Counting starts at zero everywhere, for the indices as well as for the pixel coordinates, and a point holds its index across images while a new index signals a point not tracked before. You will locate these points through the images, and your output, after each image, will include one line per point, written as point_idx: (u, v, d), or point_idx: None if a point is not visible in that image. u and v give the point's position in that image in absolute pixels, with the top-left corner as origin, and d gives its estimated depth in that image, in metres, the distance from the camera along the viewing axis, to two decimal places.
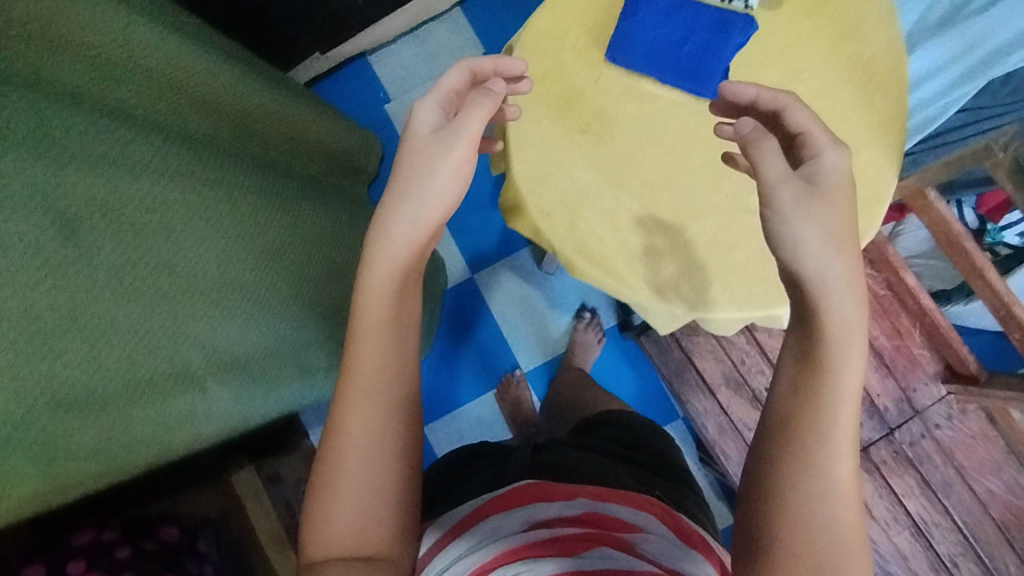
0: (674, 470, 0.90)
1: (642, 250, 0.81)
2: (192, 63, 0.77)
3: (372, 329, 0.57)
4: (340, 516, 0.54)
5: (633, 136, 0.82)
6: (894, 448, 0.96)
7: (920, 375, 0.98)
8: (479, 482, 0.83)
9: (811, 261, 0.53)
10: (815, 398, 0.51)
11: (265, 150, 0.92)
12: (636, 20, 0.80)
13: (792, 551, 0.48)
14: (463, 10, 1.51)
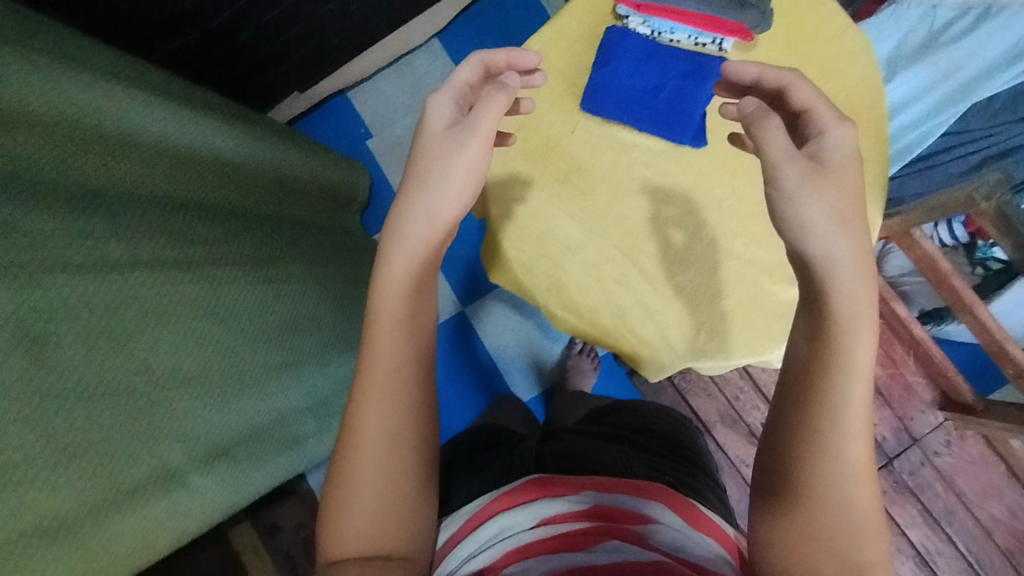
0: (685, 457, 0.87)
1: (628, 302, 0.80)
2: (164, 129, 0.76)
3: (385, 327, 0.55)
4: (358, 515, 0.52)
5: (613, 187, 0.81)
6: (894, 478, 0.96)
7: (917, 403, 0.99)
8: (493, 472, 0.83)
9: (817, 238, 0.51)
10: (827, 379, 0.49)
11: (247, 205, 0.91)
12: (610, 69, 0.79)
13: (810, 535, 0.47)
14: (439, 38, 1.49)
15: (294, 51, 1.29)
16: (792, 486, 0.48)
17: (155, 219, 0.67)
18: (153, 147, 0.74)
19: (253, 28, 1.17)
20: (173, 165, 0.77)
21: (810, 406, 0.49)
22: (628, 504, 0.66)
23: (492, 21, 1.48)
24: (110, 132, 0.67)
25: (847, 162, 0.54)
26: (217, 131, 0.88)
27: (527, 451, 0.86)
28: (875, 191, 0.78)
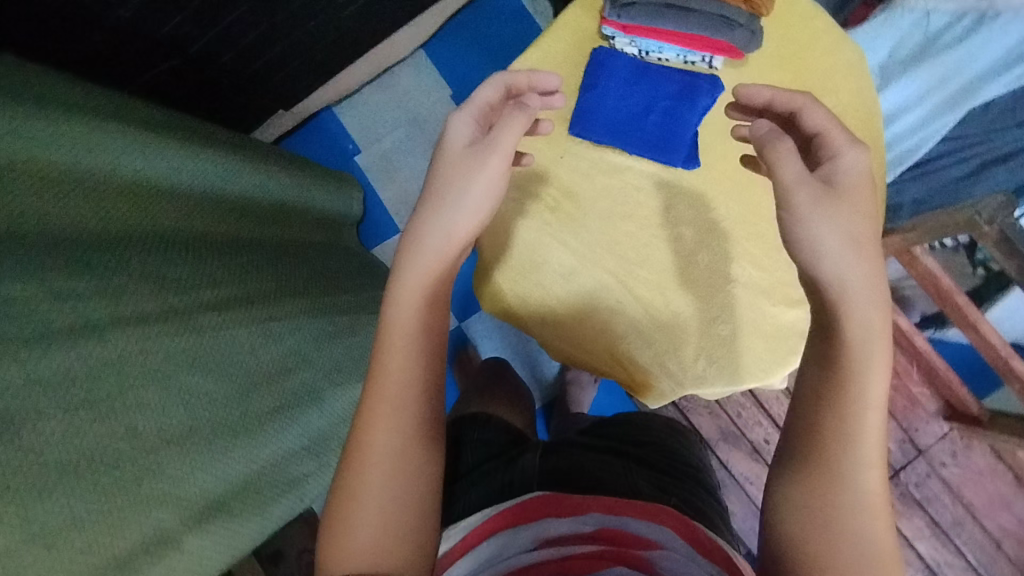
0: (692, 471, 0.80)
1: (625, 330, 0.79)
2: (145, 168, 0.75)
3: (396, 342, 0.55)
4: (360, 529, 0.50)
5: (606, 212, 0.79)
6: (900, 491, 0.95)
7: (921, 414, 0.97)
8: (492, 484, 0.78)
9: (830, 263, 0.49)
10: (838, 401, 0.47)
11: (238, 236, 0.90)
12: (597, 93, 0.77)
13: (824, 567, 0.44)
14: (426, 49, 1.48)
15: (278, 71, 1.27)
16: (803, 511, 0.46)
17: (139, 262, 0.66)
18: (135, 186, 0.73)
19: (234, 51, 1.15)
20: (159, 202, 0.76)
21: (827, 430, 0.47)
22: (636, 527, 0.61)
23: (478, 29, 1.46)
24: (89, 176, 0.66)
25: (860, 187, 0.51)
26: (203, 163, 0.87)
27: (528, 464, 0.80)
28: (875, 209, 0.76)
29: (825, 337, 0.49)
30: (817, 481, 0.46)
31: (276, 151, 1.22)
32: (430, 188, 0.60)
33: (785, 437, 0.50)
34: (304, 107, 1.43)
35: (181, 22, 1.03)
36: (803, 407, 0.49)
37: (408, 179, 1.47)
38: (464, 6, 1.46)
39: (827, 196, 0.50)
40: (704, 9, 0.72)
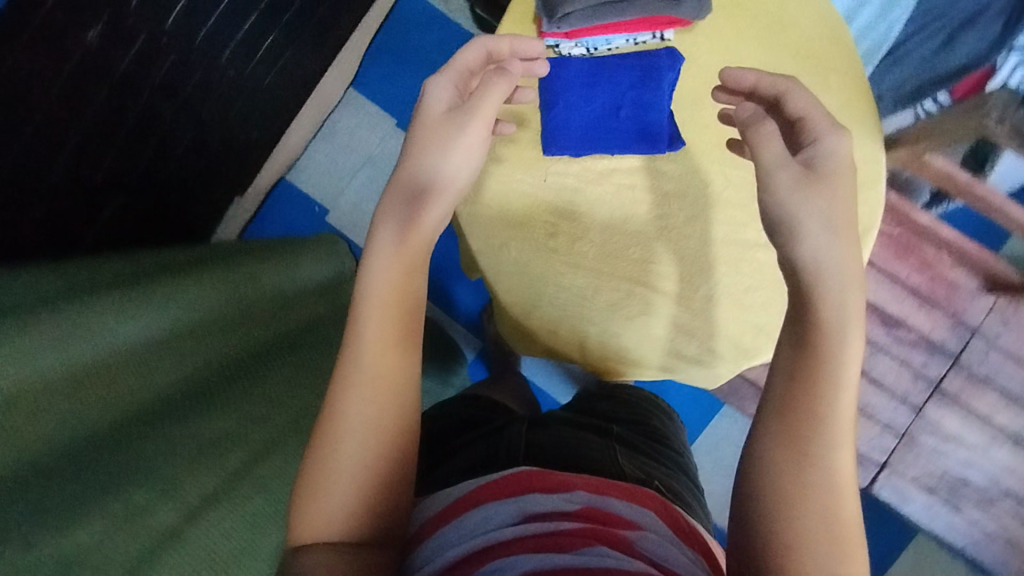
0: (673, 456, 0.73)
1: (661, 328, 0.77)
2: (161, 326, 0.71)
3: (374, 314, 0.57)
4: (332, 496, 0.51)
5: (606, 221, 0.77)
6: (966, 374, 0.94)
7: (964, 294, 0.95)
8: (475, 454, 0.69)
9: (807, 249, 0.50)
10: (810, 380, 0.47)
11: (258, 350, 0.87)
12: (560, 110, 0.74)
13: (788, 541, 0.43)
14: (356, 87, 1.41)
15: (222, 165, 1.23)
16: (770, 483, 0.45)
17: (172, 446, 0.66)
18: (154, 352, 0.70)
19: (173, 163, 1.10)
20: (178, 360, 0.73)
21: (800, 407, 0.46)
22: (618, 509, 0.55)
23: (399, 49, 1.40)
24: (106, 374, 0.64)
25: (839, 171, 0.52)
26: (213, 288, 0.82)
27: (513, 437, 0.69)
28: (870, 128, 0.74)
29: (804, 315, 0.48)
30: (788, 459, 0.45)
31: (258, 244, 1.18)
32: (417, 155, 0.61)
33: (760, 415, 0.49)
34: (258, 185, 1.38)
35: (113, 160, 0.98)
36: (776, 386, 0.48)
37: None
38: (378, 29, 1.40)
39: (810, 183, 0.51)
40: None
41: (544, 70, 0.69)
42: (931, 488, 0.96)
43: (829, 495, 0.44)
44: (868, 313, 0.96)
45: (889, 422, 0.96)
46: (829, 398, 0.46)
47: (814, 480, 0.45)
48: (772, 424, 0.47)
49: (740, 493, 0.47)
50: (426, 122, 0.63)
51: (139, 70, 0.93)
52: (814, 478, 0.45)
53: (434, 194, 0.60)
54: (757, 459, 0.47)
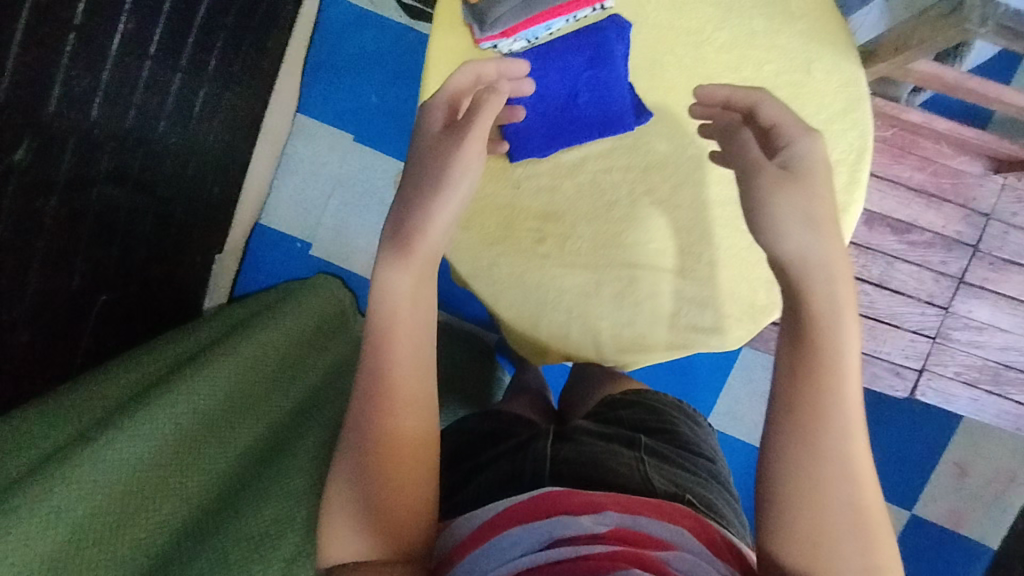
0: (703, 462, 0.73)
1: (672, 304, 0.74)
2: (176, 435, 0.72)
3: (387, 325, 0.59)
4: (355, 513, 0.56)
5: (591, 213, 0.73)
6: (988, 261, 0.91)
7: (971, 180, 0.91)
8: (502, 470, 0.68)
9: (791, 240, 0.54)
10: (817, 376, 0.52)
11: (276, 429, 0.89)
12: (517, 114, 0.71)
13: (813, 537, 0.50)
14: (304, 112, 1.36)
15: (192, 230, 1.19)
16: (790, 479, 0.51)
17: (223, 553, 0.69)
18: (177, 462, 0.71)
19: (143, 246, 1.07)
20: (205, 463, 0.74)
21: (805, 404, 0.52)
22: (652, 529, 0.56)
23: (337, 60, 1.34)
24: (137, 500, 0.65)
25: (815, 170, 0.56)
26: (218, 376, 0.81)
27: (540, 451, 0.69)
28: (842, 47, 0.69)
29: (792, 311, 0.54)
30: (805, 459, 0.51)
31: (254, 306, 1.15)
32: (419, 178, 0.62)
33: (771, 412, 0.54)
34: (234, 238, 1.35)
35: (83, 268, 0.94)
36: (781, 384, 0.53)
37: (370, 243, 1.39)
38: (308, 45, 1.33)
39: (784, 182, 0.55)
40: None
41: (528, 89, 0.68)
42: (976, 381, 0.95)
43: (846, 487, 0.50)
44: (877, 225, 0.92)
45: (918, 327, 0.94)
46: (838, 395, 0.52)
47: (834, 472, 0.51)
48: (785, 423, 0.52)
49: (764, 485, 0.53)
50: (428, 145, 0.63)
51: (80, 168, 0.87)
52: (831, 471, 0.51)
53: (434, 223, 0.61)
54: (778, 461, 0.52)
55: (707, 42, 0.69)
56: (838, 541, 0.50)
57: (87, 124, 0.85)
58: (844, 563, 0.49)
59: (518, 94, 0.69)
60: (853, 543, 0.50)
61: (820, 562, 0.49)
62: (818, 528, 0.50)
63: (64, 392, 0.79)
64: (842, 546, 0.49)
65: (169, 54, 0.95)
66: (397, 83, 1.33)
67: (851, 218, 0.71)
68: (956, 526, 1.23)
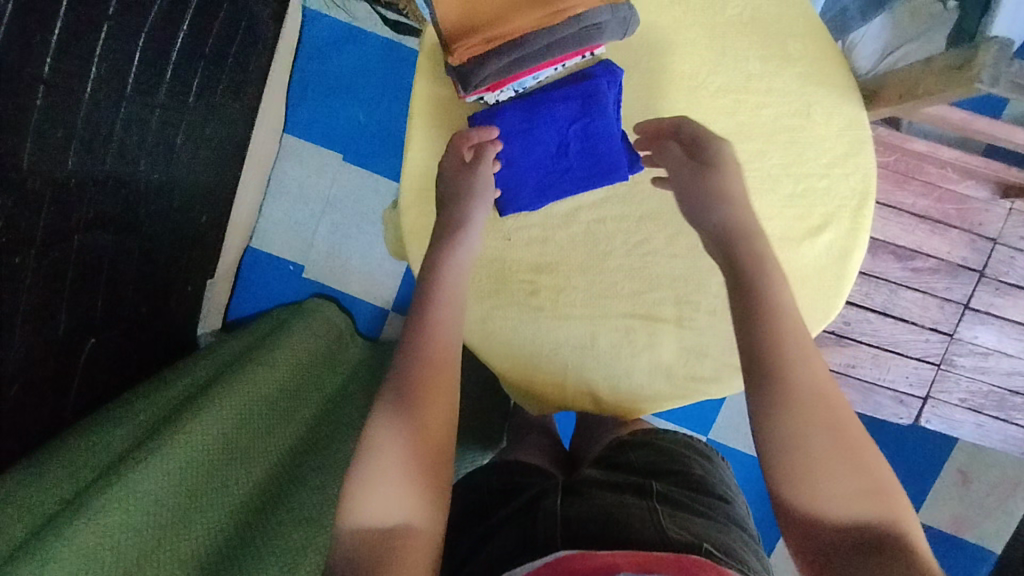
0: (721, 505, 0.61)
1: (670, 356, 0.72)
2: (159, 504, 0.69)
3: (450, 284, 0.63)
4: (385, 460, 0.54)
5: (584, 263, 0.71)
6: (994, 287, 0.89)
7: (977, 205, 0.88)
8: (509, 538, 0.56)
9: (716, 212, 0.59)
10: (762, 317, 0.54)
11: (282, 468, 0.85)
12: (506, 166, 0.68)
13: (807, 463, 0.51)
14: (291, 133, 1.33)
15: (180, 260, 1.17)
16: (780, 412, 0.52)
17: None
18: (162, 533, 0.68)
19: (131, 282, 1.05)
20: (193, 527, 0.71)
21: (766, 343, 0.54)
22: None
23: (322, 79, 1.30)
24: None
25: (728, 160, 0.61)
26: (212, 423, 0.77)
27: (548, 511, 0.57)
28: (841, 88, 0.67)
29: (730, 264, 0.57)
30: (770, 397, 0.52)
31: (252, 337, 1.09)
32: (445, 202, 0.67)
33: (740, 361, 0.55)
34: (224, 263, 1.33)
35: (69, 313, 0.92)
36: (738, 333, 0.55)
37: (363, 265, 1.36)
38: (292, 65, 1.29)
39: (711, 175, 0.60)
40: (556, 32, 0.57)
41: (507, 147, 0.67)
42: (981, 407, 0.93)
43: (823, 421, 0.52)
44: (881, 252, 0.90)
45: (922, 355, 0.92)
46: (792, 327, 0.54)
47: (811, 407, 0.52)
48: (752, 364, 0.54)
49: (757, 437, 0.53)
50: (444, 177, 0.67)
51: (60, 218, 0.84)
52: (805, 408, 0.52)
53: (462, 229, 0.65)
54: (757, 396, 0.53)
55: (703, 86, 0.67)
56: (830, 474, 0.50)
57: (64, 174, 0.81)
58: (844, 494, 0.50)
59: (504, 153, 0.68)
60: (846, 474, 0.50)
61: (822, 498, 0.50)
62: (805, 464, 0.51)
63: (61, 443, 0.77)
64: (835, 478, 0.50)
65: (147, 93, 0.91)
66: (383, 101, 1.29)
67: (853, 263, 0.69)
68: (960, 534, 1.23)
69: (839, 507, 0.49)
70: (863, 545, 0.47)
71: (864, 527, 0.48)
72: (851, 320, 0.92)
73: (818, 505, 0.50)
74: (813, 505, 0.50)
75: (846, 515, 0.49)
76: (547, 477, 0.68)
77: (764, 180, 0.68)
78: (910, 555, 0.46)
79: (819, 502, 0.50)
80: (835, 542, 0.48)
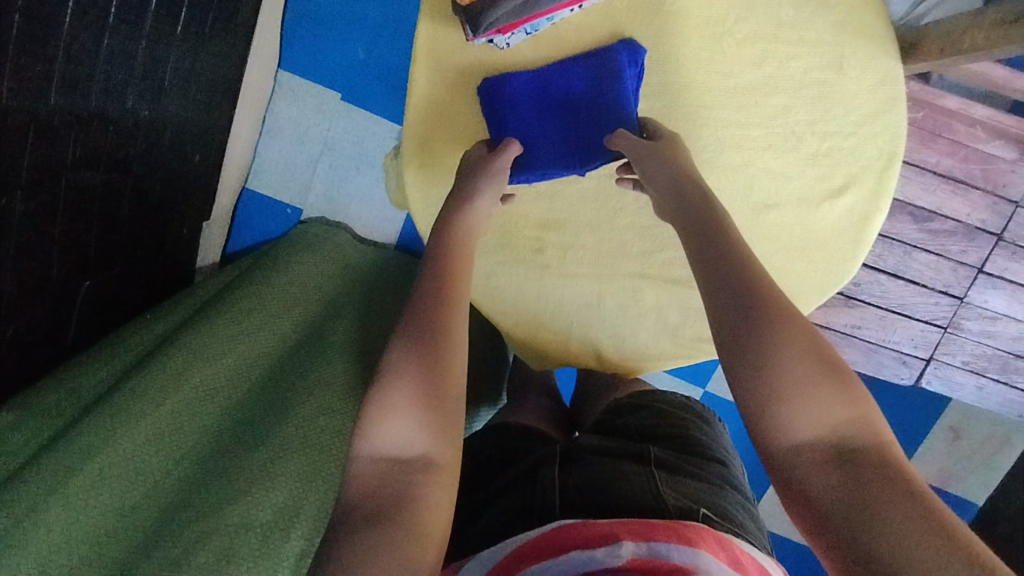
0: (718, 467, 0.61)
1: (678, 316, 0.71)
2: (143, 432, 0.66)
3: (469, 225, 0.63)
4: (404, 384, 0.52)
5: (594, 220, 0.69)
6: (1011, 252, 0.87)
7: (1003, 166, 0.85)
8: (511, 503, 0.57)
9: (664, 178, 0.58)
10: (703, 215, 0.56)
11: (279, 380, 0.80)
12: (513, 131, 0.65)
13: (787, 343, 0.48)
14: (286, 69, 1.26)
15: (176, 202, 1.14)
16: (753, 298, 0.50)
17: (224, 539, 0.64)
18: (143, 447, 0.66)
19: (126, 222, 1.02)
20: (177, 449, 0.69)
21: (717, 232, 0.54)
22: (670, 553, 0.46)
23: (318, 11, 1.22)
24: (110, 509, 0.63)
25: (667, 132, 0.62)
26: (196, 351, 0.73)
27: (547, 480, 0.58)
28: (876, 39, 0.63)
29: (682, 190, 0.58)
30: (743, 332, 0.49)
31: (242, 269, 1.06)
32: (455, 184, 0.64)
33: (705, 267, 0.53)
34: (221, 204, 1.29)
35: (62, 258, 0.90)
36: (693, 232, 0.55)
37: (363, 210, 1.33)
38: None
39: (673, 148, 0.60)
40: None
41: (514, 109, 0.64)
42: (983, 370, 0.93)
43: (801, 343, 0.49)
44: (898, 213, 0.88)
45: (930, 318, 0.91)
46: (737, 266, 0.52)
47: (789, 331, 0.49)
48: (710, 266, 0.53)
49: (727, 371, 0.50)
50: (461, 171, 0.65)
51: (44, 160, 0.80)
52: (778, 303, 0.50)
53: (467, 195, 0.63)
54: (722, 288, 0.51)
55: (729, 33, 0.63)
56: (807, 391, 0.47)
57: (46, 112, 0.77)
58: (823, 410, 0.47)
59: (510, 113, 0.64)
60: (826, 392, 0.47)
61: (799, 418, 0.47)
62: (775, 388, 0.48)
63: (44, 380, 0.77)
64: (814, 397, 0.47)
65: (131, 24, 0.85)
66: (384, 35, 1.22)
67: (873, 226, 0.67)
68: (945, 486, 1.25)
69: (816, 426, 0.47)
70: (845, 466, 0.45)
71: (842, 446, 0.46)
72: (861, 281, 0.91)
73: (794, 427, 0.47)
74: (789, 427, 0.47)
75: (825, 435, 0.46)
76: (548, 442, 0.69)
77: (787, 138, 0.65)
78: (892, 470, 0.44)
79: (795, 425, 0.47)
80: (814, 462, 0.46)
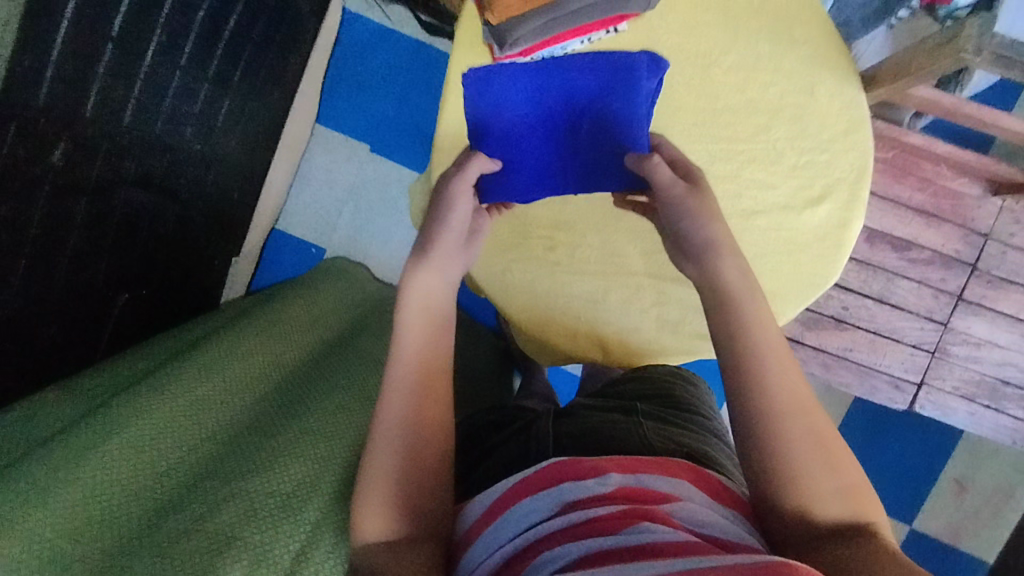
0: (701, 419, 0.67)
1: (676, 313, 0.77)
2: (178, 403, 0.71)
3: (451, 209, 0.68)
4: (385, 470, 0.54)
5: (598, 223, 0.77)
6: (986, 280, 0.94)
7: (971, 202, 0.94)
8: (511, 451, 0.62)
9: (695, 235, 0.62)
10: (694, 210, 0.63)
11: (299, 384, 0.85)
12: (500, 132, 0.72)
13: (799, 428, 0.53)
14: (323, 122, 1.41)
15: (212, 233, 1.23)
16: (768, 379, 0.54)
17: (247, 504, 0.67)
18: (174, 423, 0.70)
19: (167, 243, 1.10)
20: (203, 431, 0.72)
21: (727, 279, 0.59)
22: (655, 484, 0.52)
23: (355, 73, 1.38)
24: (141, 468, 0.66)
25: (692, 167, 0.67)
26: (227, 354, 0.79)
27: (543, 430, 0.63)
28: (842, 74, 0.74)
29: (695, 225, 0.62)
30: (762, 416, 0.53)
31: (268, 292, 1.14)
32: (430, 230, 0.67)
33: (723, 337, 0.58)
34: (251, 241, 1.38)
35: (107, 265, 0.98)
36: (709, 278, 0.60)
37: (382, 251, 1.42)
38: (330, 55, 1.37)
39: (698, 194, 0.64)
40: None
41: (507, 108, 0.71)
42: (973, 396, 0.97)
43: (812, 429, 0.53)
44: (879, 241, 0.96)
45: (917, 342, 0.96)
46: (755, 344, 0.56)
47: (802, 417, 0.53)
48: (729, 344, 0.57)
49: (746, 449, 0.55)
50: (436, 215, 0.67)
51: (107, 170, 0.89)
52: (791, 382, 0.55)
53: (446, 246, 0.66)
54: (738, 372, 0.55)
55: (716, 64, 0.74)
56: (818, 473, 0.52)
57: (118, 128, 0.88)
58: (834, 491, 0.51)
59: (497, 111, 0.71)
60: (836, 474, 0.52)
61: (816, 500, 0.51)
62: (792, 471, 0.52)
63: (80, 375, 0.82)
64: (824, 477, 0.52)
65: (198, 64, 0.98)
66: (413, 95, 1.37)
67: (851, 233, 0.75)
68: (956, 543, 1.22)
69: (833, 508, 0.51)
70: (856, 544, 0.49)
71: (851, 526, 0.50)
72: (849, 305, 0.97)
73: (812, 507, 0.51)
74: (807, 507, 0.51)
75: (839, 517, 0.51)
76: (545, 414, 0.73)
77: (769, 152, 0.74)
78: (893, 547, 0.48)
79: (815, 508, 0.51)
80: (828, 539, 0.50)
